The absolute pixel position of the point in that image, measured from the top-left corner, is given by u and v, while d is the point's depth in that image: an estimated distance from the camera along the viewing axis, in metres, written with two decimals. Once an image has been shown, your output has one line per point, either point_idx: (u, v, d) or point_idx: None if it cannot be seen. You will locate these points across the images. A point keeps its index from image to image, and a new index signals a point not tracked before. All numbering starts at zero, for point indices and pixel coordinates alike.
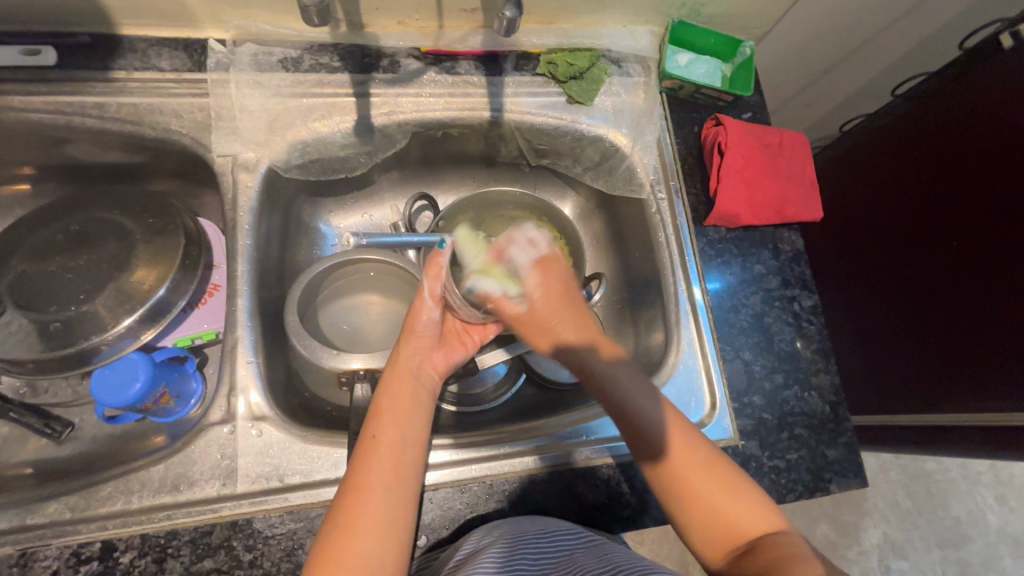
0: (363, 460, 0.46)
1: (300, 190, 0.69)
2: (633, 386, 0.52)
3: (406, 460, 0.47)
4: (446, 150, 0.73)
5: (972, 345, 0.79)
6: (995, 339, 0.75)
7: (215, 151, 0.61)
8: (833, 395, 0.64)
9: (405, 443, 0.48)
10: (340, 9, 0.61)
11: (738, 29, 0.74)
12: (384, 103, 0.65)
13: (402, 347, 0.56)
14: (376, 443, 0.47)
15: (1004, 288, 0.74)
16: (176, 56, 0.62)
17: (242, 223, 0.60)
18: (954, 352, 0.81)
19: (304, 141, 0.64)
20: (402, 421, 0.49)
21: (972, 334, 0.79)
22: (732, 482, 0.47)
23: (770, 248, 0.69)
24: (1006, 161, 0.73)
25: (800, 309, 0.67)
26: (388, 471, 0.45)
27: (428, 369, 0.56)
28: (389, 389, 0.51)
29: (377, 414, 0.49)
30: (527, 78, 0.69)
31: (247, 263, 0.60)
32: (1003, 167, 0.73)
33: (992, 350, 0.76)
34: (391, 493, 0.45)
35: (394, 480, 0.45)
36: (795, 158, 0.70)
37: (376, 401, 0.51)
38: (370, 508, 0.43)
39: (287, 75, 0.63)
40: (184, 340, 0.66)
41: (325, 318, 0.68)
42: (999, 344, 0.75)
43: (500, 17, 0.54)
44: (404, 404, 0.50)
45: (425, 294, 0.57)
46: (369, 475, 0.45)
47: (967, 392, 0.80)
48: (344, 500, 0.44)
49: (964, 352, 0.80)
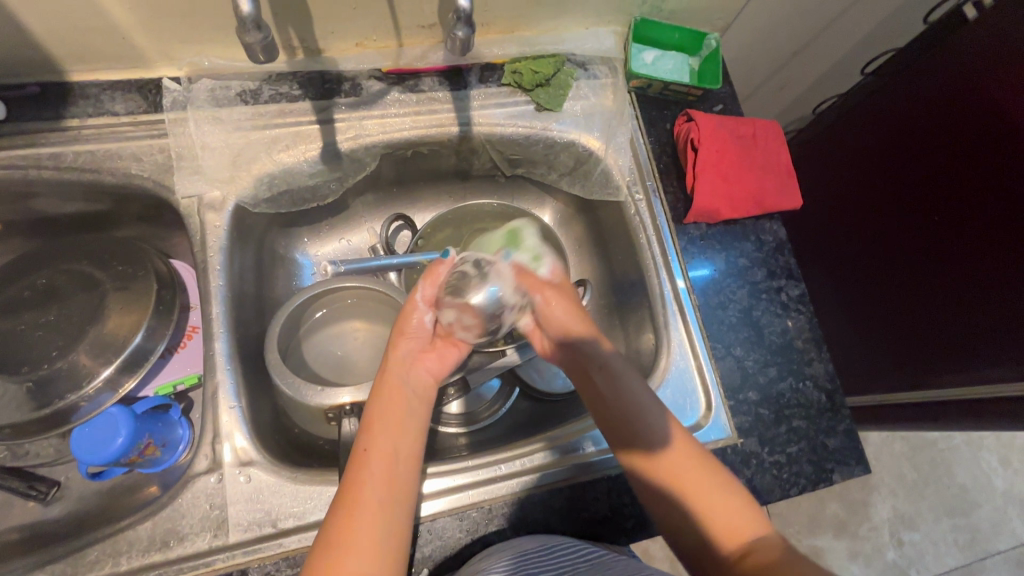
0: (357, 476, 0.45)
1: (271, 223, 0.68)
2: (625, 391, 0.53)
3: (400, 475, 0.46)
4: (418, 168, 0.73)
5: (962, 312, 0.78)
6: (983, 305, 0.75)
7: (179, 192, 0.59)
8: (828, 383, 0.64)
9: (398, 456, 0.46)
10: (294, 36, 0.59)
11: (702, 21, 0.73)
12: (350, 127, 0.64)
13: (394, 352, 0.53)
14: (369, 458, 0.46)
15: (987, 253, 0.74)
16: (130, 99, 0.60)
17: (213, 262, 0.58)
18: (946, 320, 0.81)
19: (270, 174, 0.62)
20: (394, 435, 0.47)
21: (964, 304, 0.78)
22: (729, 494, 0.48)
23: (752, 240, 0.68)
24: (979, 128, 0.73)
25: (788, 300, 0.67)
26: (383, 489, 0.44)
27: (422, 372, 0.53)
28: (382, 399, 0.49)
29: (368, 426, 0.48)
30: (493, 90, 0.68)
31: (221, 304, 0.58)
32: (977, 136, 0.73)
33: (980, 316, 0.76)
34: (384, 510, 0.44)
35: (388, 500, 0.44)
36: (769, 148, 0.69)
37: (368, 412, 0.49)
38: (363, 528, 0.42)
39: (247, 108, 0.62)
40: (165, 387, 0.65)
41: (309, 349, 0.69)
42: (995, 309, 0.74)
43: (453, 37, 0.50)
44: (398, 416, 0.49)
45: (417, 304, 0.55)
46: (363, 494, 0.44)
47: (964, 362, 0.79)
48: (338, 518, 0.43)
49: (954, 322, 0.80)
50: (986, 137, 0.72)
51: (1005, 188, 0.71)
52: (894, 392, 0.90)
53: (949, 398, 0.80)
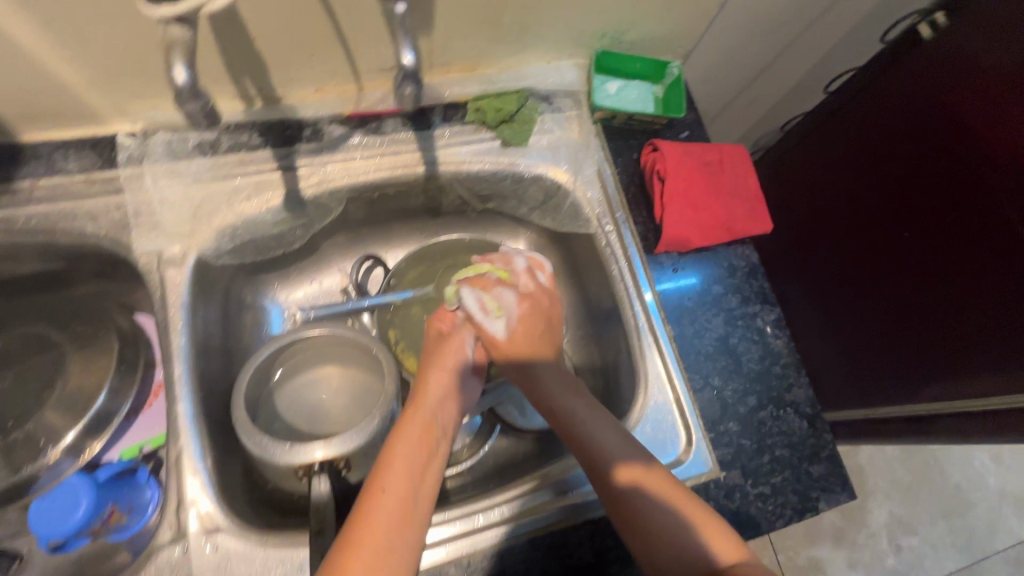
0: (370, 513, 0.46)
1: (237, 273, 0.66)
2: (595, 425, 0.55)
3: (414, 516, 0.47)
4: (386, 207, 0.72)
5: (941, 329, 0.78)
6: (959, 322, 0.75)
7: (137, 250, 0.58)
8: (809, 409, 0.63)
9: (414, 498, 0.48)
10: (251, 85, 0.59)
11: (663, 49, 0.73)
12: (313, 172, 0.63)
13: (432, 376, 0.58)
14: (386, 494, 0.47)
15: (962, 271, 0.74)
16: (83, 156, 0.59)
17: (174, 320, 0.57)
18: (930, 333, 0.79)
19: (233, 225, 0.61)
20: (410, 475, 0.49)
21: (946, 315, 0.77)
22: (709, 517, 0.50)
23: (725, 266, 0.68)
24: (946, 142, 0.74)
25: (764, 325, 0.66)
26: (395, 529, 0.45)
27: (448, 412, 0.57)
28: (406, 436, 0.52)
29: (389, 461, 0.50)
30: (458, 128, 0.67)
31: (184, 363, 0.56)
32: (944, 150, 0.74)
33: (961, 327, 0.75)
34: (392, 551, 0.44)
35: (398, 540, 0.45)
36: (736, 173, 0.69)
37: (391, 447, 0.51)
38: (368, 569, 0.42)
39: (206, 159, 0.61)
40: (130, 450, 0.63)
41: (283, 399, 0.68)
42: (978, 320, 0.73)
43: (401, 95, 0.44)
44: (416, 458, 0.51)
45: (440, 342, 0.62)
46: (375, 530, 0.44)
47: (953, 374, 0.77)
48: (344, 556, 0.43)
49: (937, 335, 0.78)
50: (953, 149, 0.73)
51: (975, 198, 0.71)
52: (875, 407, 0.90)
53: (930, 413, 0.80)
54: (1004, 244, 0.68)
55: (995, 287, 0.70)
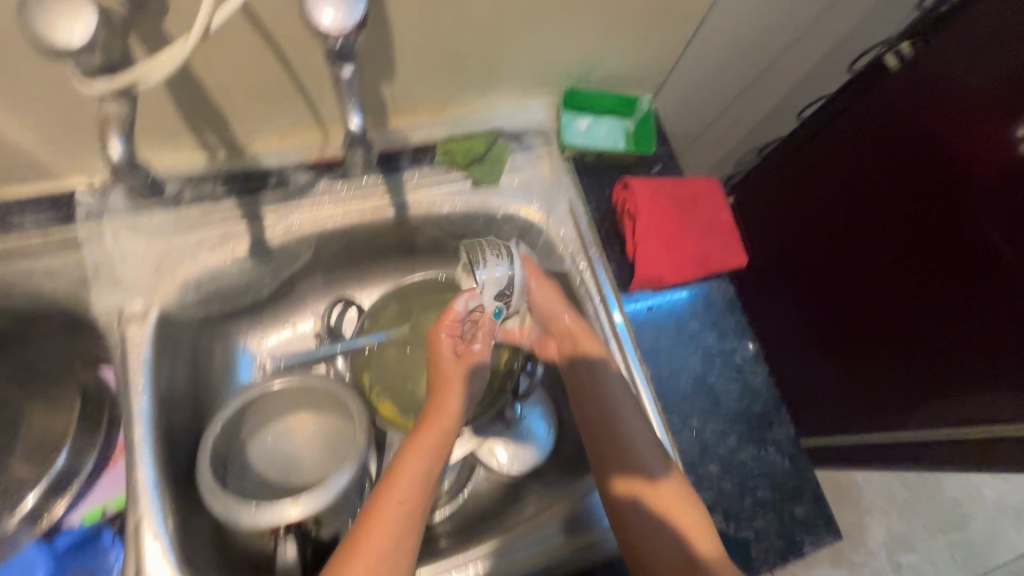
0: (372, 527, 0.48)
1: (205, 323, 0.65)
2: (633, 424, 0.58)
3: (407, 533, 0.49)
4: (358, 250, 0.70)
5: (928, 351, 0.76)
6: (951, 346, 0.74)
7: (98, 307, 0.56)
8: (791, 447, 0.62)
9: (412, 513, 0.50)
10: (213, 136, 0.58)
11: (633, 84, 0.73)
12: (279, 221, 0.62)
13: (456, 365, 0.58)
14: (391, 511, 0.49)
15: (948, 296, 0.73)
16: (40, 213, 0.57)
17: (135, 379, 0.55)
18: (916, 357, 0.78)
19: (197, 277, 0.60)
20: (413, 490, 0.51)
21: (931, 338, 0.75)
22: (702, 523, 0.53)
23: (701, 302, 0.67)
24: (922, 166, 0.73)
25: (743, 361, 0.65)
26: (389, 545, 0.48)
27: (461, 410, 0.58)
28: (420, 442, 0.53)
29: (397, 470, 0.52)
30: (428, 170, 0.66)
31: (146, 424, 0.54)
32: (920, 174, 0.73)
33: (948, 351, 0.74)
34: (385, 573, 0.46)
35: (391, 559, 0.47)
36: (709, 208, 0.69)
37: (406, 451, 0.53)
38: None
39: (168, 212, 0.59)
40: (93, 513, 0.59)
41: (254, 451, 0.66)
42: (968, 342, 0.72)
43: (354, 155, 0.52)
44: (424, 469, 0.52)
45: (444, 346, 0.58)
46: (372, 547, 0.47)
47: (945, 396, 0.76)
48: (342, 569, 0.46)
49: (925, 358, 0.77)
50: (929, 173, 0.72)
51: (956, 221, 0.70)
52: (874, 435, 0.87)
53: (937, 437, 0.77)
54: (990, 267, 0.68)
55: (987, 310, 0.69)
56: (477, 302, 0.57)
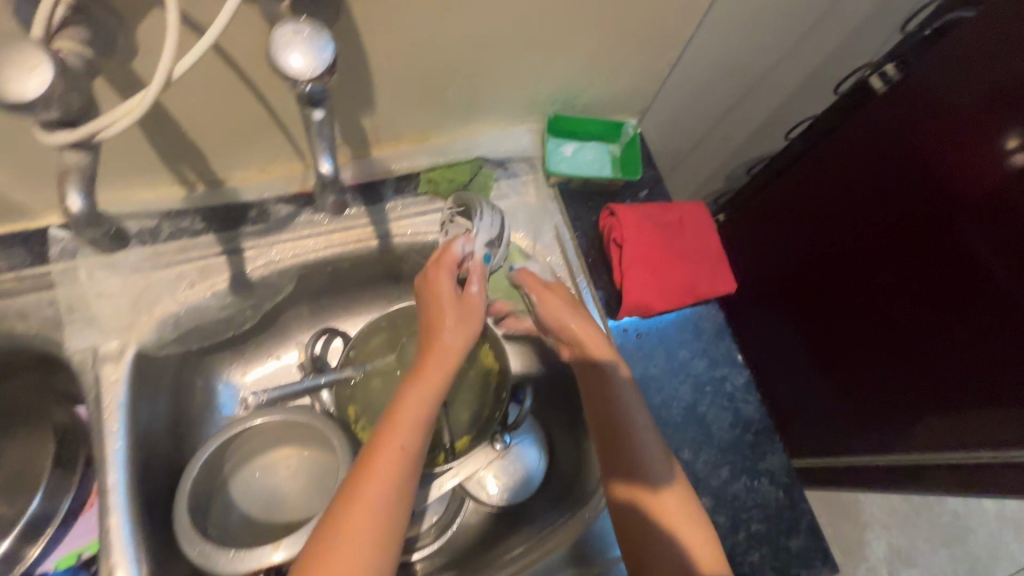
0: (363, 482, 0.46)
1: (185, 359, 0.63)
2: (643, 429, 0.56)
3: (395, 484, 0.47)
4: (343, 279, 0.69)
5: (927, 371, 0.75)
6: (953, 365, 0.72)
7: (72, 348, 0.55)
8: (785, 476, 0.61)
9: (401, 463, 0.48)
10: (190, 170, 0.57)
11: (620, 108, 0.73)
12: (259, 254, 0.60)
13: (448, 307, 0.54)
14: (385, 463, 0.47)
15: (947, 314, 0.71)
16: (13, 252, 0.56)
17: (110, 423, 0.53)
18: (914, 377, 0.76)
19: (175, 314, 0.58)
20: (414, 433, 0.49)
21: (928, 358, 0.74)
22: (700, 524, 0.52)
23: (691, 329, 0.66)
24: (914, 186, 0.72)
25: (734, 390, 0.64)
26: (378, 501, 0.46)
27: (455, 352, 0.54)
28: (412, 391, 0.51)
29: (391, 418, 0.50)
30: (412, 199, 0.65)
31: (120, 470, 0.53)
32: (912, 193, 0.72)
33: (945, 371, 0.73)
34: (374, 534, 0.45)
35: (382, 515, 0.46)
36: (697, 233, 0.68)
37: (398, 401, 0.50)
38: (357, 542, 0.44)
39: (145, 248, 0.58)
40: (69, 557, 0.57)
41: (237, 488, 0.64)
42: (965, 362, 0.70)
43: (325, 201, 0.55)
44: (426, 411, 0.51)
45: (447, 289, 0.54)
46: (362, 500, 0.46)
47: (942, 417, 0.74)
48: (332, 529, 0.44)
49: (921, 378, 0.75)
50: (920, 193, 0.71)
51: (947, 241, 0.69)
52: (875, 460, 0.84)
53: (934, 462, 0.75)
54: (988, 282, 0.66)
55: (984, 330, 0.67)
56: (471, 248, 0.57)
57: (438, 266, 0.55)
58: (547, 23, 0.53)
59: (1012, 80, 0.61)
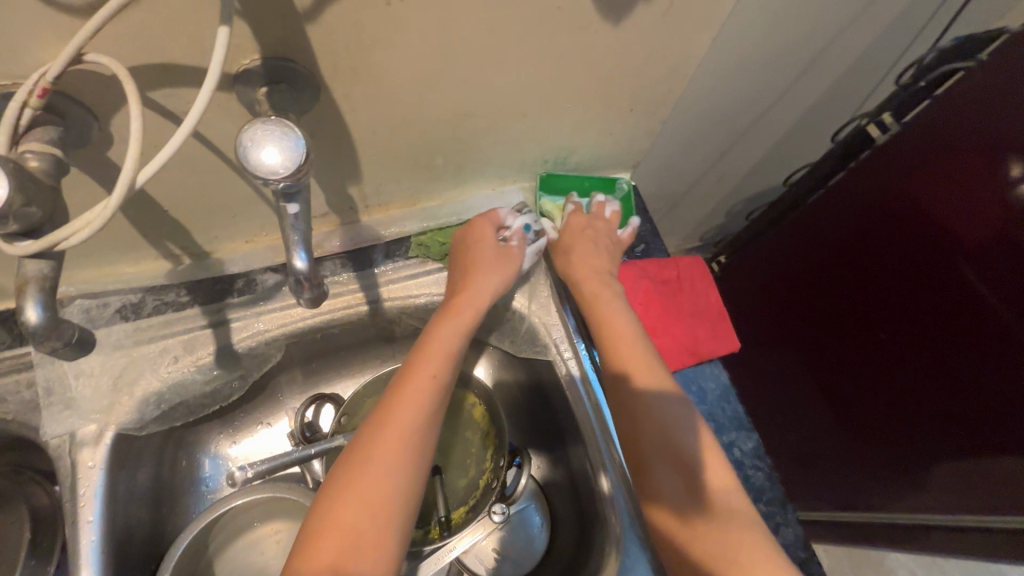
0: (397, 401, 0.50)
1: (169, 436, 0.61)
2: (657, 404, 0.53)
3: (422, 406, 0.50)
4: (334, 345, 0.67)
5: (942, 421, 0.70)
6: (973, 412, 0.67)
7: (47, 434, 0.53)
8: (801, 551, 0.57)
9: (431, 389, 0.51)
10: (174, 245, 0.56)
11: (612, 163, 0.72)
12: (245, 325, 0.59)
13: (480, 250, 0.61)
14: (417, 385, 0.51)
15: (959, 357, 0.67)
16: None
17: (83, 513, 0.51)
18: (930, 428, 0.72)
19: (157, 391, 0.56)
20: (447, 359, 0.54)
21: (941, 408, 0.70)
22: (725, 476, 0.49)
23: (694, 391, 0.64)
24: (912, 232, 0.70)
25: (741, 456, 0.61)
26: (407, 418, 0.49)
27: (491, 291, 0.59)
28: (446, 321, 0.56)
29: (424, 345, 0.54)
30: (401, 263, 0.64)
31: (93, 565, 0.50)
32: (910, 238, 0.70)
33: (959, 423, 0.68)
34: (402, 448, 0.47)
35: (409, 430, 0.48)
36: (695, 290, 0.69)
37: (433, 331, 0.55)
38: (391, 443, 0.47)
39: (127, 324, 0.57)
40: None
41: (222, 569, 0.61)
42: (977, 412, 0.66)
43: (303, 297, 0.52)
44: (457, 340, 0.55)
45: (488, 233, 0.62)
46: (393, 417, 0.49)
47: (959, 474, 0.69)
48: (363, 445, 0.47)
49: (937, 429, 0.71)
50: (919, 239, 0.69)
51: (950, 286, 0.66)
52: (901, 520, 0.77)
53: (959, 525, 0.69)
54: (992, 327, 0.63)
55: (993, 378, 0.64)
56: (511, 220, 0.65)
57: (483, 218, 0.63)
58: (532, 92, 0.53)
59: (1006, 116, 0.59)
